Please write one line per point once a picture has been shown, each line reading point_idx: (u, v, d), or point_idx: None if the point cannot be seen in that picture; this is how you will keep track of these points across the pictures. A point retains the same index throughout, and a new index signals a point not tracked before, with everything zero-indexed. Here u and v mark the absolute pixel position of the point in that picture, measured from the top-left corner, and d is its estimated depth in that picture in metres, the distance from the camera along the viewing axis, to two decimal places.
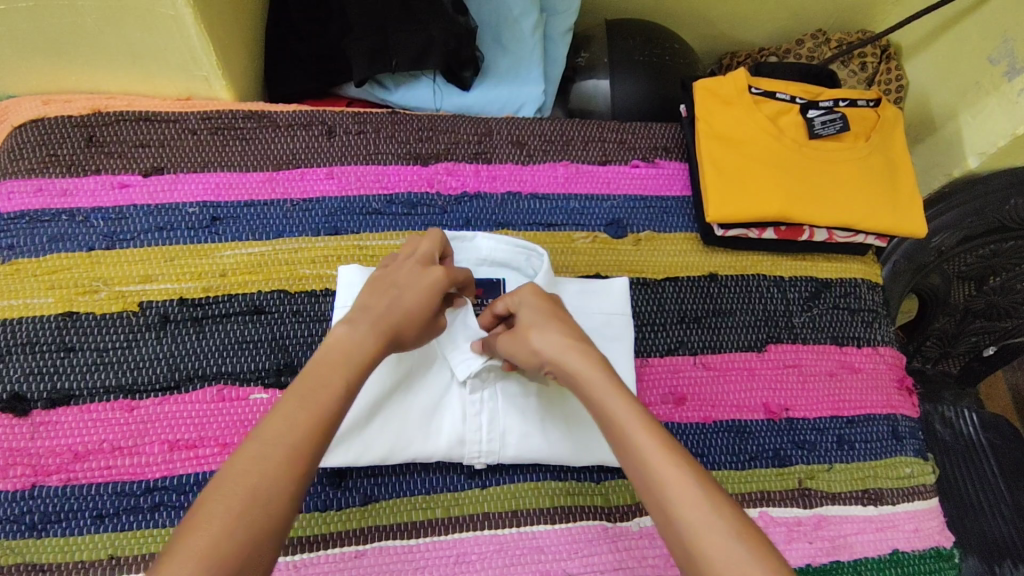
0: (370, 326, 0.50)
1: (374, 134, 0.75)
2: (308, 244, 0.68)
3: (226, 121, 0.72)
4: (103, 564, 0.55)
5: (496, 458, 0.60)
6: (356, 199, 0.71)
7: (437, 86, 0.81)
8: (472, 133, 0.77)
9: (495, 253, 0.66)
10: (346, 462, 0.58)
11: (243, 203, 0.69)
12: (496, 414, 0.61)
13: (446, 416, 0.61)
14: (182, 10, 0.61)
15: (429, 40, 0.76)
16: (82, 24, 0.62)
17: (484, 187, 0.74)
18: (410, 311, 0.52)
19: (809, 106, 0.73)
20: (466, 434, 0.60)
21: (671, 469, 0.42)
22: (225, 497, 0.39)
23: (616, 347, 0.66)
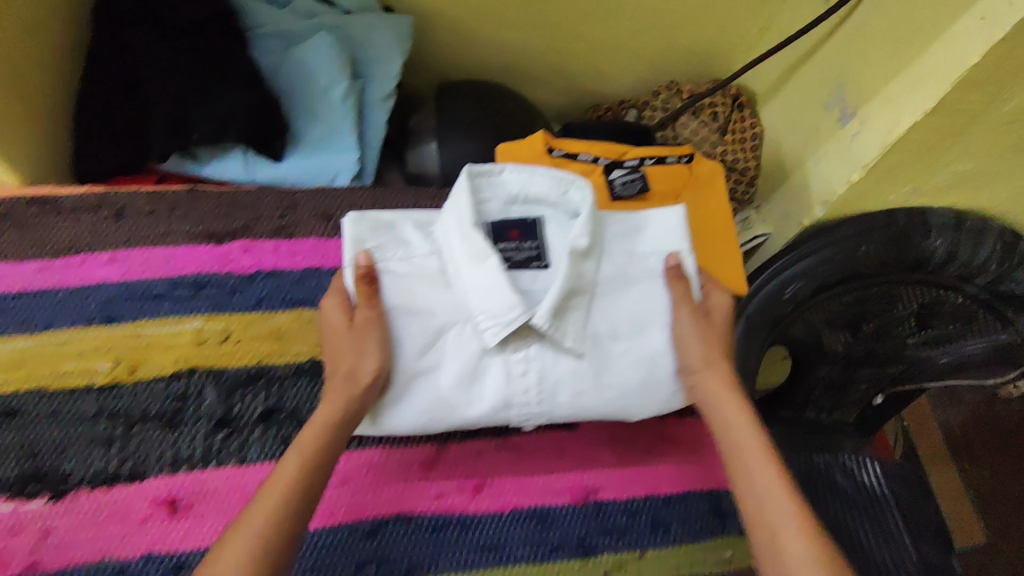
0: (339, 389, 0.55)
1: (167, 213, 0.71)
2: (77, 335, 0.64)
3: (6, 209, 0.69)
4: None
5: (550, 417, 0.59)
6: (138, 283, 0.67)
7: (248, 159, 0.77)
8: (276, 208, 0.74)
9: (529, 188, 0.62)
10: (398, 429, 0.58)
11: (10, 296, 0.65)
12: (546, 367, 0.58)
13: (489, 378, 0.58)
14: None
15: (221, 112, 0.73)
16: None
17: (282, 264, 0.70)
18: (352, 344, 0.56)
19: (612, 167, 0.70)
20: (513, 396, 0.58)
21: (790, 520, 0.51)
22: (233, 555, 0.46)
23: (654, 287, 0.63)
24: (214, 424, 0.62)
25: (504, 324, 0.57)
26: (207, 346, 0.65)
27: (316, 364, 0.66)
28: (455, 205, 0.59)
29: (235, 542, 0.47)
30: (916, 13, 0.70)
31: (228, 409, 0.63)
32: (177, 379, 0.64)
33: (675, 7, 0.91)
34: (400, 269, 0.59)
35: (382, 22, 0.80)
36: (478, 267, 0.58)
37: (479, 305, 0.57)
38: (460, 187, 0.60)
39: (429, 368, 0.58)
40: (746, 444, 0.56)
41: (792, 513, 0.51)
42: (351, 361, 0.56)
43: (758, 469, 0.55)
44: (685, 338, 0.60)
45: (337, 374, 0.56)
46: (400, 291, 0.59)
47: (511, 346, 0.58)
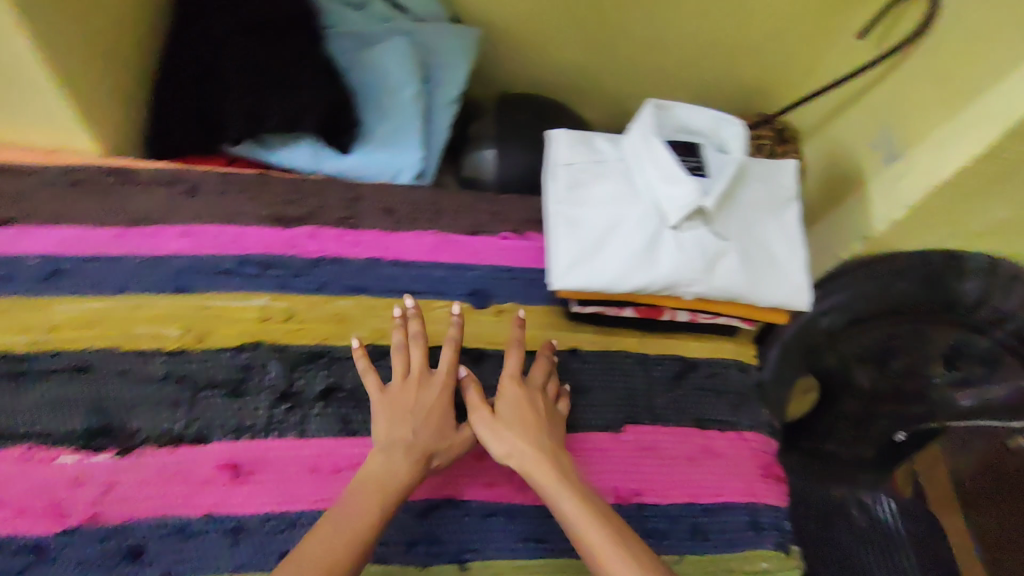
0: (411, 426, 0.58)
1: (238, 194, 0.75)
2: (148, 301, 0.67)
3: (87, 176, 0.73)
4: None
5: (705, 286, 0.66)
6: (207, 257, 0.70)
7: (317, 150, 0.81)
8: (342, 201, 0.77)
9: (692, 120, 0.72)
10: (576, 285, 0.65)
11: (88, 258, 0.68)
12: (713, 249, 0.66)
13: (664, 249, 0.66)
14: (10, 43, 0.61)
15: (291, 107, 0.76)
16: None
17: (345, 252, 0.73)
18: (418, 393, 0.61)
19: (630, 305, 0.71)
20: (682, 261, 0.65)
21: (602, 544, 0.51)
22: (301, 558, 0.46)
23: (786, 213, 0.72)
24: (277, 397, 0.65)
25: (681, 203, 0.65)
26: (270, 323, 0.68)
27: (373, 350, 0.69)
28: (640, 122, 0.70)
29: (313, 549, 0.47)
30: (966, 67, 0.74)
31: (286, 386, 0.65)
32: (243, 351, 0.66)
33: (728, 39, 0.95)
34: (594, 172, 0.70)
35: (450, 29, 0.87)
36: (665, 165, 0.67)
37: (666, 194, 0.66)
38: (644, 107, 0.71)
39: (614, 244, 0.66)
40: (555, 495, 0.55)
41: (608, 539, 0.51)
42: (403, 431, 0.58)
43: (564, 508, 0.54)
44: (492, 437, 0.60)
45: (406, 418, 0.59)
46: (581, 185, 0.69)
47: (682, 225, 0.66)
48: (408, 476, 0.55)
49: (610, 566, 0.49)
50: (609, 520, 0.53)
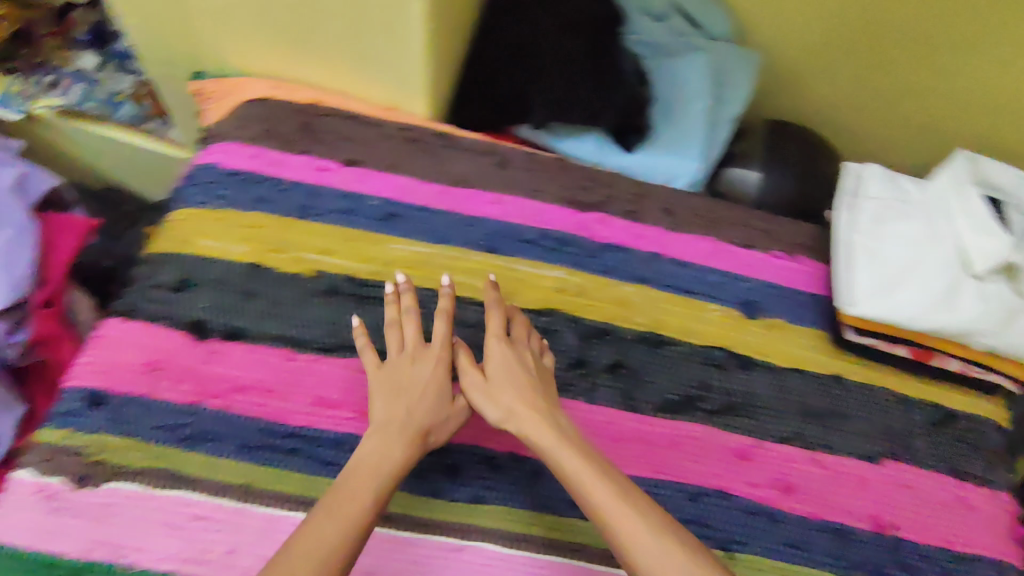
0: (403, 404, 0.60)
1: (541, 173, 0.82)
2: (464, 255, 0.75)
3: (418, 134, 0.81)
4: (214, 486, 0.60)
5: (995, 339, 0.68)
6: (514, 226, 0.77)
7: (603, 144, 0.88)
8: (627, 191, 0.82)
9: (991, 180, 0.75)
10: (873, 313, 0.68)
11: (418, 207, 0.76)
12: (1011, 306, 0.68)
13: (964, 296, 0.68)
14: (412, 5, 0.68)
15: (597, 100, 0.84)
16: (318, 16, 0.73)
17: (632, 243, 0.79)
18: (413, 367, 0.63)
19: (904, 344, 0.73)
20: (980, 311, 0.67)
21: (631, 525, 0.51)
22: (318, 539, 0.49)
23: None
24: (572, 363, 0.71)
25: (992, 255, 0.67)
26: (565, 294, 0.74)
27: (655, 337, 0.74)
28: (946, 173, 0.74)
29: (330, 529, 0.50)
30: None
31: (581, 356, 0.72)
32: (543, 316, 0.73)
33: None
34: (894, 211, 0.73)
35: (740, 53, 0.91)
36: (980, 218, 0.70)
37: (978, 246, 0.68)
38: (950, 160, 0.75)
39: (915, 282, 0.69)
40: (570, 464, 0.56)
41: (657, 528, 0.51)
42: (398, 410, 0.60)
43: (613, 501, 0.52)
44: (487, 402, 0.62)
45: (403, 398, 0.61)
46: (881, 220, 0.72)
47: (985, 276, 0.68)
48: (405, 457, 0.57)
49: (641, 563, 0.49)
50: (627, 496, 0.53)
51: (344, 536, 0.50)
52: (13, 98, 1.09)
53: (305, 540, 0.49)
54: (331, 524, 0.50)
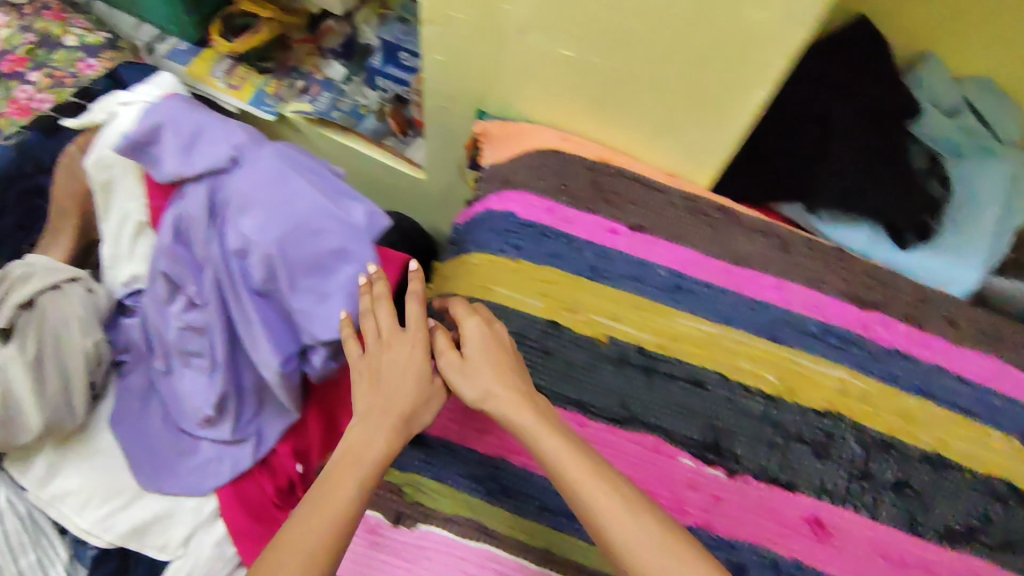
0: (382, 391, 0.60)
1: (823, 263, 0.80)
2: (749, 341, 0.74)
3: (703, 206, 0.81)
4: (517, 545, 0.62)
5: None
6: (797, 316, 0.76)
7: (876, 237, 0.84)
8: (911, 295, 0.80)
9: None
10: None
11: (704, 284, 0.76)
12: None
13: None
14: (752, 98, 0.68)
15: (890, 195, 0.81)
16: (643, 86, 0.74)
17: (914, 350, 0.76)
18: (389, 353, 0.61)
19: None
20: None
21: (597, 491, 0.53)
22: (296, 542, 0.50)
23: None
24: (855, 473, 0.69)
25: None
26: (848, 398, 0.73)
27: (937, 458, 0.71)
28: None
29: (308, 518, 0.52)
30: None
31: (865, 467, 0.70)
32: (826, 418, 0.71)
33: None
34: None
35: None
36: None
37: None
38: None
39: None
40: (532, 428, 0.57)
41: (603, 489, 0.53)
42: (398, 405, 0.59)
43: (557, 450, 0.55)
44: (464, 382, 0.61)
45: (385, 390, 0.60)
46: None
47: None
48: (389, 444, 0.57)
49: (621, 530, 0.51)
50: (596, 465, 0.54)
51: (329, 532, 0.51)
52: (269, 98, 1.15)
53: (294, 531, 0.51)
54: (307, 516, 0.52)
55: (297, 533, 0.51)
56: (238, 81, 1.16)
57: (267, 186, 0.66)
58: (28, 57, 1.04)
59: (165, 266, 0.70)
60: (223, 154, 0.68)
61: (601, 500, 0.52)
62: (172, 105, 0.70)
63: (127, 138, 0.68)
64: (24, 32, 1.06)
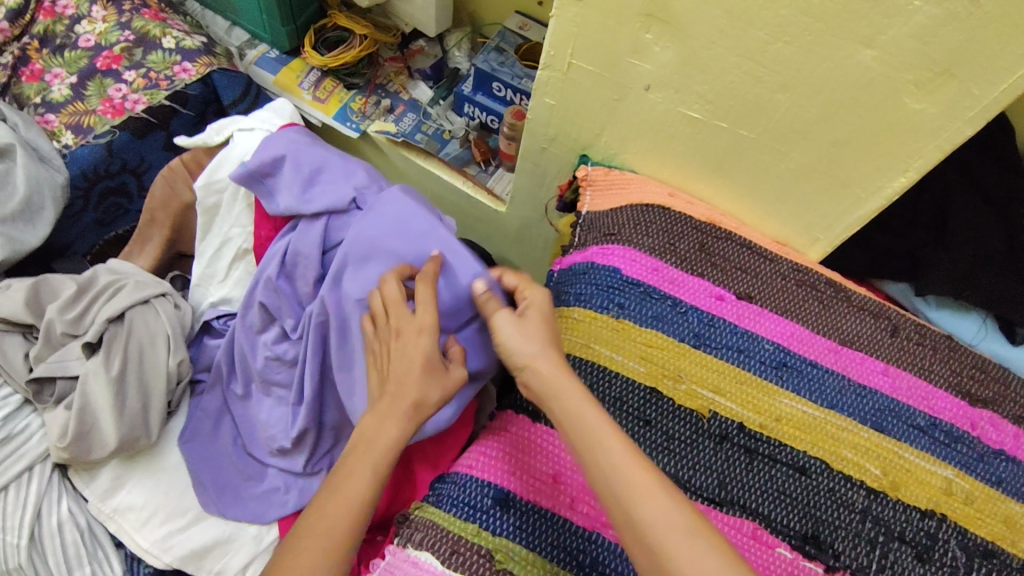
0: (394, 376, 0.61)
1: (931, 350, 0.77)
2: (854, 429, 0.71)
3: (810, 279, 0.78)
4: None
5: None
6: (904, 406, 0.73)
7: (985, 328, 0.81)
8: (1021, 394, 0.76)
9: None
10: None
11: (809, 362, 0.74)
12: None
13: None
14: (889, 188, 0.68)
15: (1005, 287, 0.78)
16: (770, 156, 0.72)
17: (1023, 454, 0.73)
18: (397, 340, 0.63)
19: None
20: None
21: (630, 471, 0.51)
22: (316, 541, 0.53)
23: None
24: None
25: None
26: (955, 500, 0.69)
27: None
28: None
29: (326, 514, 0.54)
30: None
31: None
32: (929, 518, 0.67)
33: None
34: None
35: None
36: None
37: None
38: None
39: None
40: (570, 402, 0.56)
41: (638, 466, 0.51)
42: (410, 389, 0.60)
43: (587, 421, 0.54)
44: (515, 341, 0.62)
45: (390, 380, 0.62)
46: None
47: None
48: (398, 433, 0.59)
49: (651, 506, 0.49)
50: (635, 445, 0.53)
51: (347, 526, 0.54)
52: (354, 115, 1.14)
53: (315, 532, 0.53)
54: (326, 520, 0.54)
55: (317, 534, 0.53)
56: (324, 94, 1.15)
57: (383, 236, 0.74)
58: (125, 56, 1.04)
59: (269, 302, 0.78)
60: (336, 181, 0.78)
61: (635, 480, 0.50)
62: (290, 138, 0.81)
63: (246, 169, 0.79)
64: (122, 29, 1.05)
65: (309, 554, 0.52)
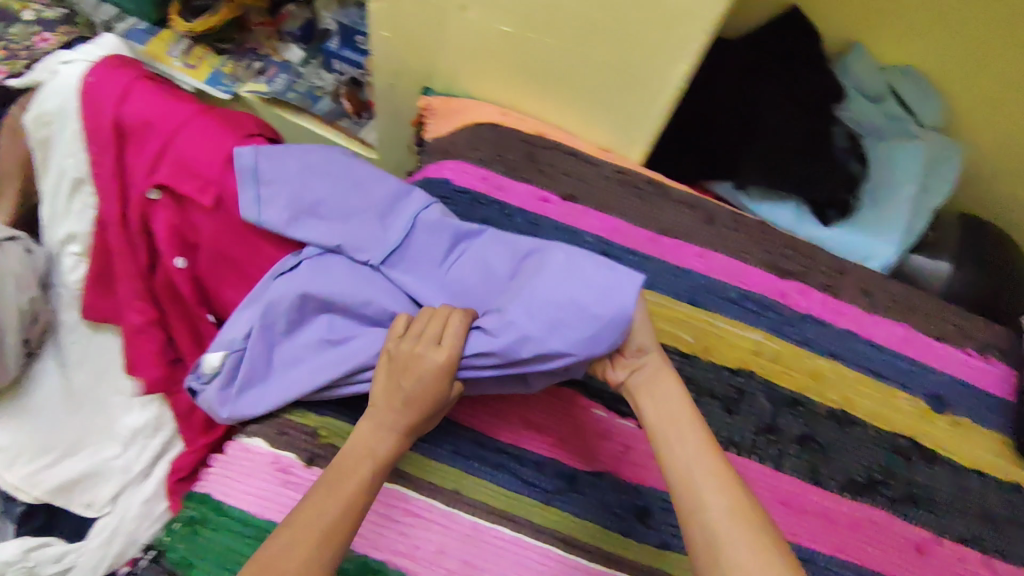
0: (403, 391, 0.56)
1: (746, 234, 0.84)
2: (670, 305, 0.77)
3: (632, 176, 0.84)
4: (426, 486, 0.63)
5: None
6: (717, 283, 0.79)
7: (801, 213, 0.89)
8: (829, 267, 0.84)
9: None
10: None
11: (629, 250, 0.80)
12: None
13: None
14: (674, 76, 0.74)
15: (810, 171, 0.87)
16: (572, 59, 0.78)
17: (828, 316, 0.80)
18: (420, 368, 0.56)
19: None
20: None
21: (707, 477, 0.51)
22: (304, 535, 0.49)
23: None
24: (763, 428, 0.72)
25: None
26: (762, 359, 0.76)
27: (841, 414, 0.75)
28: None
29: (309, 512, 0.50)
30: None
31: (773, 423, 0.73)
32: (739, 374, 0.74)
33: None
34: None
35: (951, 150, 0.93)
36: None
37: None
38: None
39: None
40: (663, 411, 0.55)
41: (709, 470, 0.51)
42: (407, 415, 0.56)
43: (686, 435, 0.54)
44: (652, 382, 0.58)
45: (394, 401, 0.56)
46: None
47: None
48: (393, 447, 0.56)
49: (710, 504, 0.49)
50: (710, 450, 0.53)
51: (325, 525, 0.50)
52: (225, 79, 1.18)
53: (297, 527, 0.49)
54: (321, 517, 0.50)
55: (299, 531, 0.49)
56: (194, 61, 1.18)
57: (482, 276, 0.65)
58: None
59: (301, 345, 0.64)
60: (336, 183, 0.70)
61: (704, 483, 0.50)
62: (299, 156, 0.71)
63: (253, 167, 0.69)
64: None
65: (298, 553, 0.47)
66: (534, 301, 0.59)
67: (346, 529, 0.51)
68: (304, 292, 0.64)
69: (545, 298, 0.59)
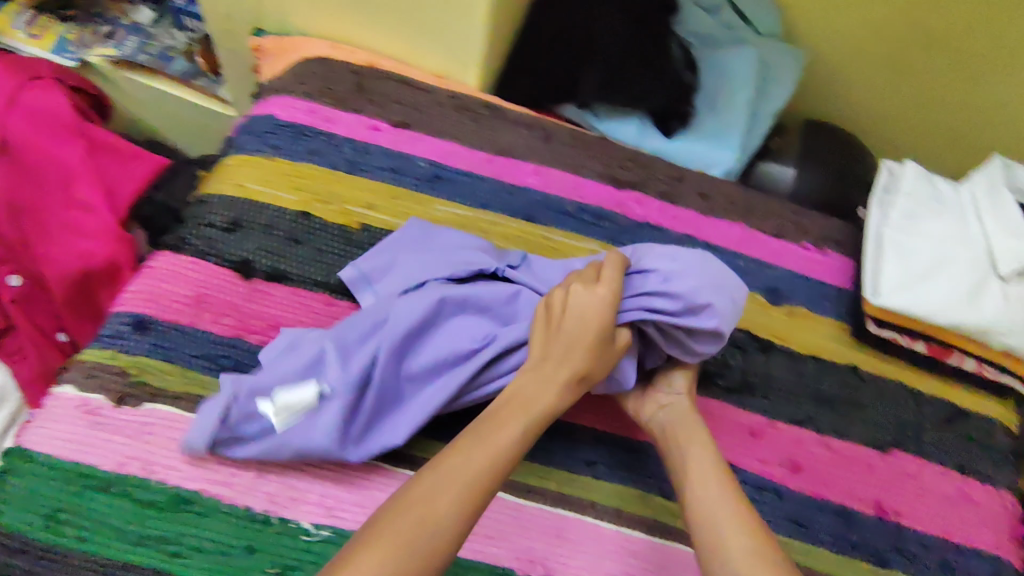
0: (558, 344, 0.59)
1: (583, 149, 0.84)
2: (503, 222, 0.77)
3: (465, 101, 0.84)
4: None
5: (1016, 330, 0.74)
6: (553, 197, 0.80)
7: (643, 126, 0.89)
8: (667, 176, 0.85)
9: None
10: (902, 304, 0.74)
11: (463, 172, 0.79)
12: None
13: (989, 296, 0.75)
14: None
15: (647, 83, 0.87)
16: None
17: (665, 223, 0.81)
18: (568, 306, 0.61)
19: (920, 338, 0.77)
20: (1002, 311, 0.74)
21: (738, 524, 0.54)
22: (378, 552, 0.45)
23: None
24: None
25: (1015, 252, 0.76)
26: None
27: None
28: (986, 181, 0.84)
29: (400, 535, 0.47)
30: None
31: None
32: None
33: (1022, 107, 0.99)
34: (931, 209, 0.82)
35: (787, 56, 0.95)
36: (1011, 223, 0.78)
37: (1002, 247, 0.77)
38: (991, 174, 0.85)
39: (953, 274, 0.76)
40: (704, 468, 0.59)
41: (741, 517, 0.55)
42: (563, 368, 0.59)
43: (715, 486, 0.58)
44: (673, 424, 0.63)
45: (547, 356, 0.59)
46: (916, 217, 0.81)
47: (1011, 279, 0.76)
48: (497, 472, 0.52)
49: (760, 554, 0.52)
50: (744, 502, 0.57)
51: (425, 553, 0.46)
52: (71, 46, 1.12)
53: (368, 547, 0.46)
54: (403, 525, 0.47)
55: (364, 551, 0.46)
56: (39, 32, 1.13)
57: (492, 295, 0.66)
58: None
59: (459, 334, 0.64)
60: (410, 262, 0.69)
61: (730, 526, 0.54)
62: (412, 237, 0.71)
63: (362, 277, 0.69)
64: None
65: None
66: (660, 260, 0.64)
67: (449, 544, 0.48)
68: (441, 300, 0.64)
69: (699, 263, 0.62)
